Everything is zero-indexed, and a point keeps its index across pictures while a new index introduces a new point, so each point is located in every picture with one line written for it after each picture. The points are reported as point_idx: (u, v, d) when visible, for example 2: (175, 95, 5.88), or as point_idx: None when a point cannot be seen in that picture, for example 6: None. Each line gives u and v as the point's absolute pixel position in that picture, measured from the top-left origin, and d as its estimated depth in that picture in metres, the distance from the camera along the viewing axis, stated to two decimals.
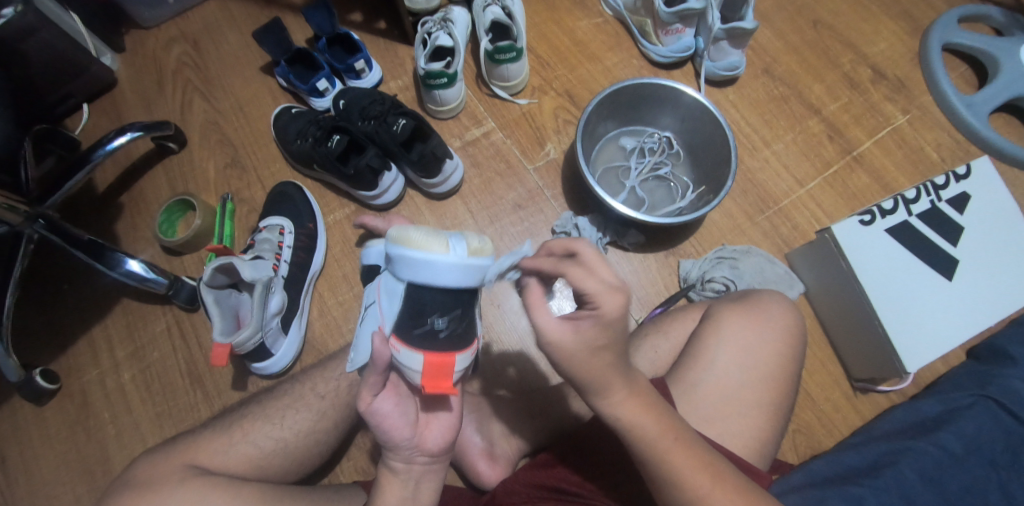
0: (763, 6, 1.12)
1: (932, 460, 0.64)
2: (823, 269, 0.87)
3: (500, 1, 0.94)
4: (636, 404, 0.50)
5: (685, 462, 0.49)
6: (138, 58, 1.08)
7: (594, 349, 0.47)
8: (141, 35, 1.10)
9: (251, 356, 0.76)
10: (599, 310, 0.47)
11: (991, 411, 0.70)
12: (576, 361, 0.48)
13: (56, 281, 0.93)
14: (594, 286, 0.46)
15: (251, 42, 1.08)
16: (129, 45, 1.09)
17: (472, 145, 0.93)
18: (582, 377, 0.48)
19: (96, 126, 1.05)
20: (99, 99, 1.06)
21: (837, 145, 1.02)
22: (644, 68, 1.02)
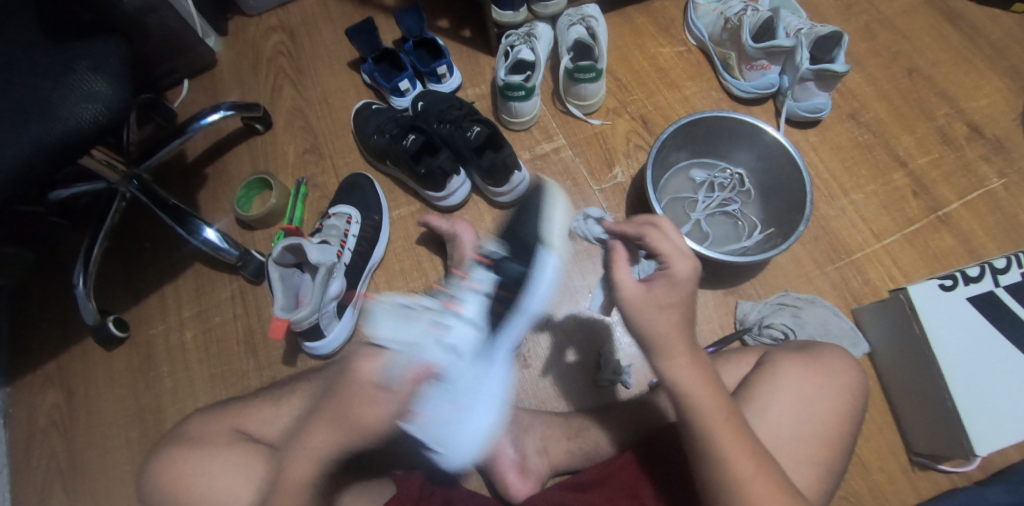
0: (855, 50, 1.09)
1: None
2: (895, 334, 0.82)
3: (586, 21, 0.95)
4: (695, 369, 0.53)
5: (733, 445, 0.51)
6: (240, 42, 1.16)
7: (660, 306, 0.54)
8: (244, 21, 1.18)
9: (304, 334, 0.79)
10: (668, 270, 0.55)
11: None
12: (657, 315, 0.54)
13: (139, 238, 1.00)
14: (669, 248, 0.56)
15: (343, 38, 1.14)
16: (232, 30, 1.18)
17: (541, 158, 0.94)
18: (650, 334, 0.54)
19: (193, 101, 1.13)
20: (200, 76, 1.15)
21: (921, 201, 0.96)
22: (723, 100, 1.01)
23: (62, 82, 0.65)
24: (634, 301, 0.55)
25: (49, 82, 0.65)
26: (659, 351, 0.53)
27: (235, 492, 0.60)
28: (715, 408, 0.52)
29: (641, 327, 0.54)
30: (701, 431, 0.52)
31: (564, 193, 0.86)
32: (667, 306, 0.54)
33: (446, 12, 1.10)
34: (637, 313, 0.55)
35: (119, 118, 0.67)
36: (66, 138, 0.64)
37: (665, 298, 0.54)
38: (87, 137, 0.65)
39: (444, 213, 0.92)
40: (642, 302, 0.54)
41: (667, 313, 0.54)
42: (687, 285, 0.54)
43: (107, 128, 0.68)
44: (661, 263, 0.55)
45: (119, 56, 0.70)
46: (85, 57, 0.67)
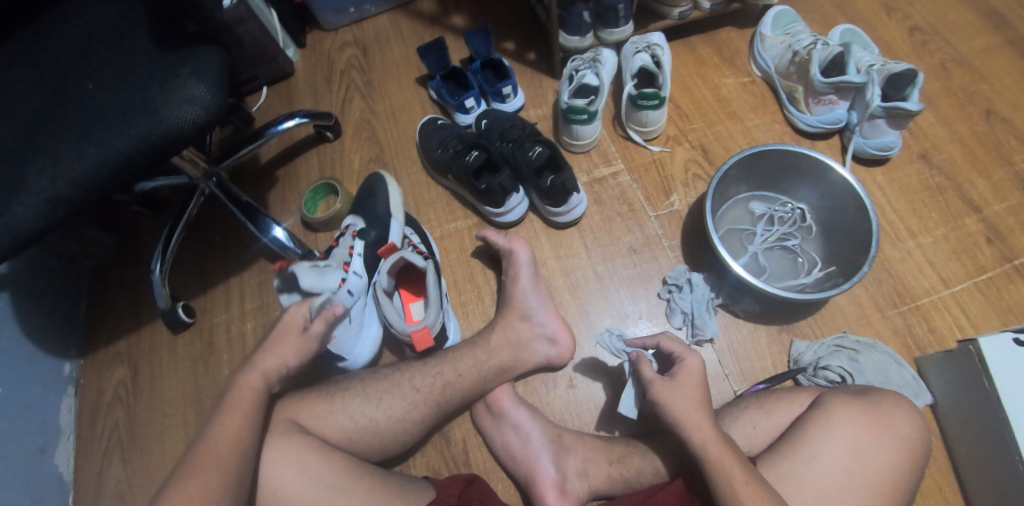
0: (929, 89, 1.06)
1: None
2: (965, 389, 0.77)
3: (651, 49, 0.98)
4: (717, 441, 0.61)
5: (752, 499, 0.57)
6: (316, 54, 1.24)
7: (690, 391, 0.65)
8: (321, 36, 1.27)
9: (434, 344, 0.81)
10: (685, 363, 0.69)
11: None
12: (685, 400, 0.64)
13: (211, 231, 1.06)
14: (679, 347, 0.71)
15: (412, 55, 1.19)
16: (310, 43, 1.26)
17: (598, 183, 0.95)
18: (678, 410, 0.64)
19: (269, 106, 1.21)
20: (277, 84, 1.22)
21: (996, 249, 0.92)
22: (786, 133, 0.99)
23: (170, 87, 0.71)
24: (658, 385, 0.67)
25: (157, 85, 0.71)
26: (683, 425, 0.63)
27: (288, 481, 0.62)
28: (723, 452, 0.60)
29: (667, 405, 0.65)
30: (711, 470, 0.60)
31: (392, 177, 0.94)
32: (688, 388, 0.66)
33: (512, 36, 1.14)
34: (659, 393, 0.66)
35: (213, 121, 0.72)
36: (166, 136, 0.69)
37: (687, 383, 0.66)
38: (186, 136, 0.70)
39: (501, 229, 0.94)
40: (666, 386, 0.66)
41: (691, 393, 0.65)
42: (699, 375, 0.68)
43: (203, 128, 0.72)
44: (679, 360, 0.70)
45: (218, 64, 0.74)
46: (190, 65, 0.72)
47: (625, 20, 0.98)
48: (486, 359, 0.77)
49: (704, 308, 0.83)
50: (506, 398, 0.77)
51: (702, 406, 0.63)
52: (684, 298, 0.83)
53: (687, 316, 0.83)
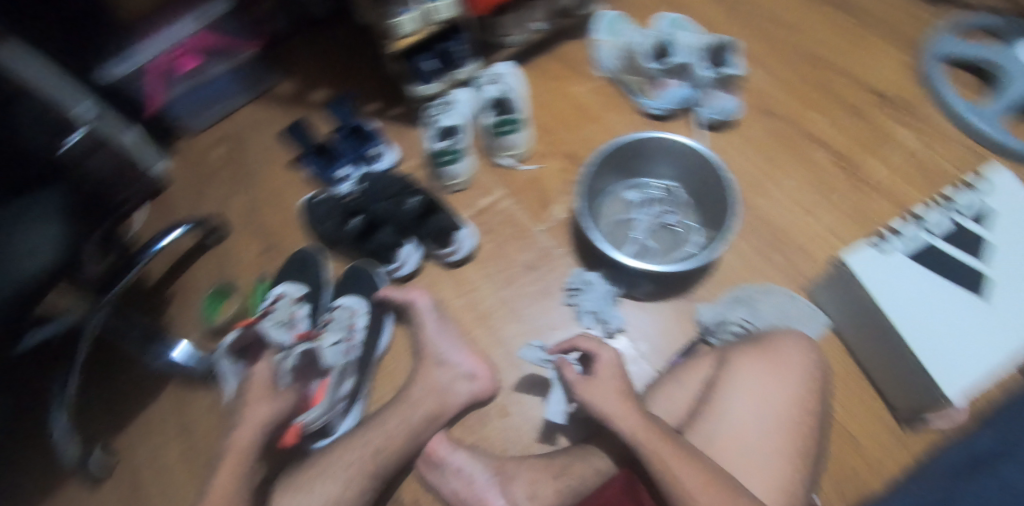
0: (755, 49, 1.16)
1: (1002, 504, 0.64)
2: (848, 305, 0.84)
3: (499, 80, 1.05)
4: (644, 426, 0.64)
5: (678, 466, 0.60)
6: (187, 160, 1.21)
7: (612, 382, 0.70)
8: (190, 140, 1.23)
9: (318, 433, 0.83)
10: (599, 356, 0.74)
11: None
12: (605, 394, 0.68)
13: (111, 368, 1.00)
14: (590, 342, 0.75)
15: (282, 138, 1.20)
16: (179, 149, 1.23)
17: (483, 212, 0.98)
18: (601, 402, 0.68)
19: (150, 223, 1.17)
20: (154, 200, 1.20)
21: (847, 173, 1.02)
22: (642, 121, 1.06)
23: None
24: (580, 387, 0.71)
25: None
26: (611, 417, 0.66)
27: None
28: (649, 434, 0.63)
29: (593, 404, 0.68)
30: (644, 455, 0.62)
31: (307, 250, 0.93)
32: (607, 382, 0.70)
33: (373, 96, 1.17)
34: (585, 392, 0.70)
35: (70, 261, 0.64)
36: (11, 295, 0.58)
37: (606, 375, 0.71)
38: (37, 287, 0.61)
39: (400, 285, 0.96)
40: (588, 386, 0.71)
41: (610, 385, 0.70)
42: (614, 365, 0.73)
43: (57, 270, 0.64)
44: (594, 356, 0.75)
45: (62, 200, 0.65)
46: (26, 210, 0.62)
47: (466, 59, 1.05)
48: (412, 412, 0.77)
49: (606, 302, 0.87)
50: (443, 446, 0.78)
51: (621, 395, 0.67)
52: (587, 299, 0.87)
53: (595, 314, 0.87)
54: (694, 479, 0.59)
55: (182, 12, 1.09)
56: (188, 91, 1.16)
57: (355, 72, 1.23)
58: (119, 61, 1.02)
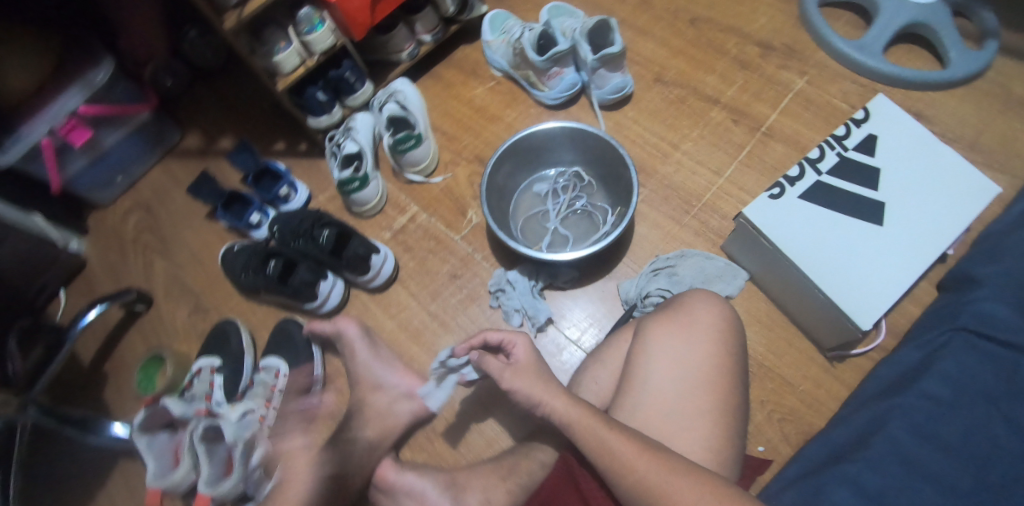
0: (642, 22, 1.18)
1: (922, 414, 0.71)
2: (759, 254, 0.87)
3: (395, 98, 1.04)
4: (571, 406, 0.65)
5: (604, 434, 0.61)
6: (101, 234, 1.19)
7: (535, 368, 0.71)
8: (102, 215, 1.21)
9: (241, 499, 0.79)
10: (514, 346, 0.75)
11: (968, 342, 0.76)
12: (529, 380, 0.69)
13: (56, 461, 0.97)
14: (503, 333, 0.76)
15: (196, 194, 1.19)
16: (92, 226, 1.20)
17: (401, 232, 1.01)
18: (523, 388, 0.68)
19: (74, 305, 1.14)
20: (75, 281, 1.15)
21: (745, 126, 1.04)
22: (542, 113, 1.09)
23: None
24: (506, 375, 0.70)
25: None
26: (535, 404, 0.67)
27: None
28: (578, 413, 0.63)
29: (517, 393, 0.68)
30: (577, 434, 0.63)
31: (229, 324, 0.94)
32: (529, 368, 0.71)
33: (280, 135, 1.19)
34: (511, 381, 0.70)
35: None
36: None
37: (527, 362, 0.72)
38: None
39: (329, 317, 0.97)
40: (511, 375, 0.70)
41: (532, 371, 0.70)
42: (532, 350, 0.74)
43: None
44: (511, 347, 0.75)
45: None
46: None
47: (360, 82, 1.05)
48: (353, 444, 0.76)
49: (530, 296, 0.89)
50: (391, 471, 0.77)
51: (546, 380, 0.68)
52: (511, 297, 0.90)
53: (522, 311, 0.89)
54: (619, 441, 0.60)
55: (63, 87, 1.02)
56: (87, 166, 1.12)
57: (257, 114, 1.22)
58: (10, 146, 0.99)
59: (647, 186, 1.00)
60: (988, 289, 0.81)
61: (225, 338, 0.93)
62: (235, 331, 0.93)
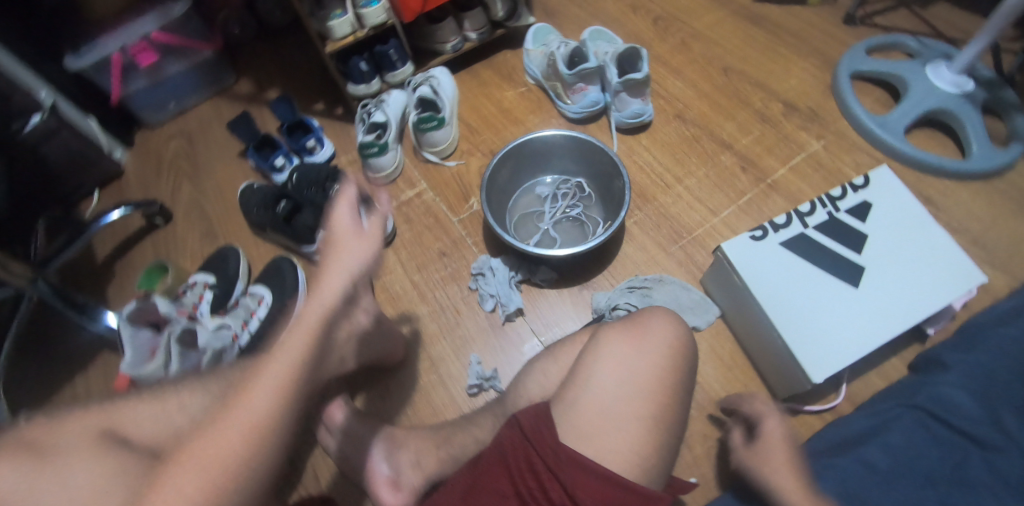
0: (676, 62, 1.24)
1: (856, 476, 0.70)
2: (730, 291, 0.89)
3: (429, 82, 1.13)
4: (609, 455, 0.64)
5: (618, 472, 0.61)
6: (145, 153, 1.31)
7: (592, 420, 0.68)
8: (147, 134, 1.34)
9: None
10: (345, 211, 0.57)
11: (919, 420, 0.75)
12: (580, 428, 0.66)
13: (51, 339, 1.05)
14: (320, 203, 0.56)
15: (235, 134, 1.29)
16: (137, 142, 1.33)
17: (406, 204, 1.08)
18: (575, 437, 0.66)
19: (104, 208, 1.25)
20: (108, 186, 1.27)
21: (750, 175, 1.07)
22: (562, 124, 1.15)
23: None
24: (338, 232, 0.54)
25: None
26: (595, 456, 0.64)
27: None
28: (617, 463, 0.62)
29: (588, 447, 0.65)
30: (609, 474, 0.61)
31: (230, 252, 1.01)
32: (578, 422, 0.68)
33: (322, 97, 1.28)
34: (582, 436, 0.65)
35: None
36: None
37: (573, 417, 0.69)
38: None
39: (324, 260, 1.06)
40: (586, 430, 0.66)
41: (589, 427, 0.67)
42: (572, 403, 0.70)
43: None
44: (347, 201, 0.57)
45: None
46: None
47: (401, 62, 1.13)
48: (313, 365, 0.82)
49: (506, 286, 0.95)
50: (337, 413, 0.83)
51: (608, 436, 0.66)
52: (489, 283, 0.96)
53: (496, 297, 0.95)
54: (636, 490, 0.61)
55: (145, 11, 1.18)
56: (147, 87, 1.26)
57: (306, 74, 1.32)
58: (85, 53, 1.15)
59: (643, 209, 1.04)
60: (954, 374, 0.80)
61: (224, 262, 1.01)
62: (233, 257, 1.01)
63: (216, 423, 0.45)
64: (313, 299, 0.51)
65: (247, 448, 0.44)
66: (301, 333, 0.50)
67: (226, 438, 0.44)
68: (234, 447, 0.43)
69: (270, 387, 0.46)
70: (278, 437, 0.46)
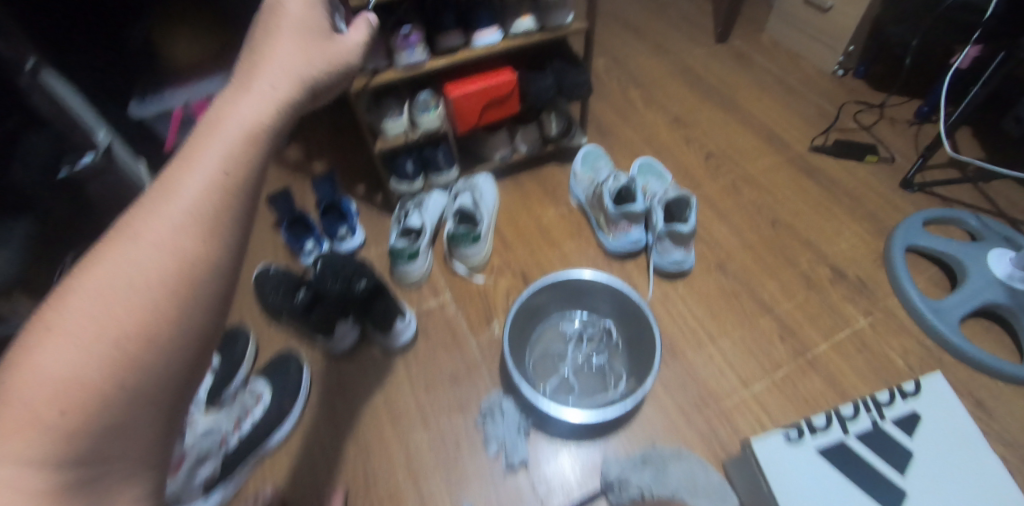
0: (725, 205, 1.22)
1: None
2: (752, 491, 0.81)
3: (471, 192, 1.13)
4: None
5: None
6: None
7: None
8: None
9: None
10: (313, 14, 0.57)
11: None
12: None
13: None
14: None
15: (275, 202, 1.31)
16: None
17: (427, 314, 1.05)
18: None
19: None
20: None
21: (789, 345, 1.01)
22: (599, 256, 1.12)
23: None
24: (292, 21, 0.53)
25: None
26: None
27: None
28: None
29: None
30: None
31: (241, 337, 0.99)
32: None
33: (365, 180, 1.28)
34: None
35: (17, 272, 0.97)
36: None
37: None
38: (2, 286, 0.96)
39: (333, 359, 1.01)
40: None
41: None
42: None
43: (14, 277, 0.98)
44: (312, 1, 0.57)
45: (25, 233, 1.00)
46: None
47: (446, 165, 1.12)
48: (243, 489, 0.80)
49: (515, 433, 0.90)
50: None
51: None
52: (497, 427, 0.90)
53: (502, 444, 0.89)
54: None
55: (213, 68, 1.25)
56: None
57: (352, 153, 1.34)
58: (148, 103, 1.25)
59: (669, 366, 0.98)
60: None
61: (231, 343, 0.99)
62: (241, 342, 0.98)
63: (129, 228, 0.36)
64: (259, 85, 0.46)
65: (178, 270, 0.36)
66: (223, 136, 0.42)
67: (156, 232, 0.36)
68: (155, 280, 0.35)
69: (199, 185, 0.39)
70: (221, 260, 0.38)
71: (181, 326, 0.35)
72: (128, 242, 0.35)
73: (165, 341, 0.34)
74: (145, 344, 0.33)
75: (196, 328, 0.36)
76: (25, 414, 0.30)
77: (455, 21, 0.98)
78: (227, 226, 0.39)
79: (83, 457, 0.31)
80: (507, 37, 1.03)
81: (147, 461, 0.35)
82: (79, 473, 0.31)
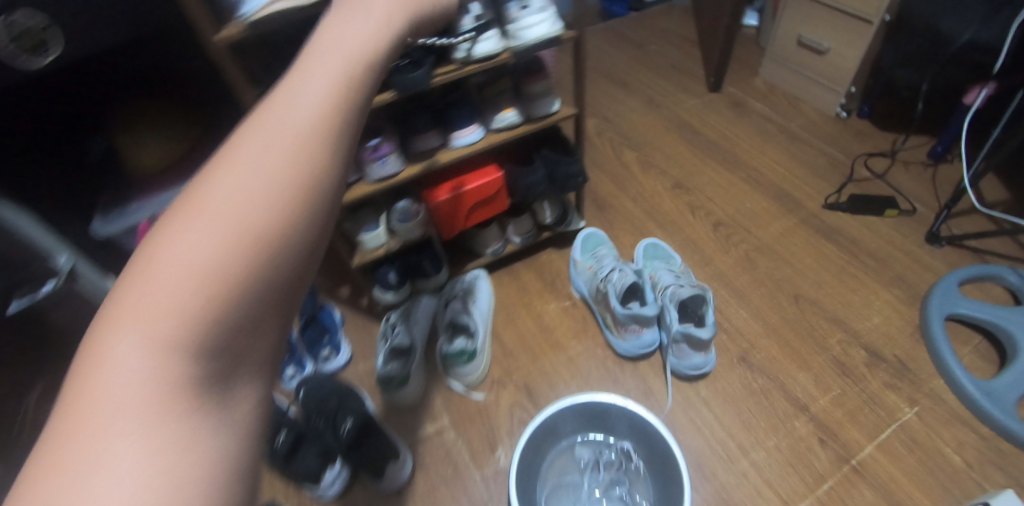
0: (741, 282, 1.13)
1: None
2: None
3: (462, 296, 1.03)
4: None
5: None
6: None
7: None
8: None
9: None
10: None
11: None
12: None
13: None
14: None
15: None
16: None
17: (423, 442, 0.95)
18: None
19: None
20: None
21: (831, 451, 0.90)
22: (609, 357, 1.02)
23: None
24: None
25: None
26: None
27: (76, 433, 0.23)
28: None
29: None
30: None
31: None
32: None
33: (349, 281, 1.18)
34: None
35: None
36: None
37: None
38: None
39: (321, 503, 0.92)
40: None
41: None
42: None
43: None
44: None
45: None
46: None
47: (435, 270, 1.03)
48: None
49: None
50: None
51: None
52: None
53: None
54: None
55: None
56: None
57: (332, 249, 1.24)
58: (113, 219, 0.78)
59: (699, 489, 0.87)
60: None
61: None
62: None
63: (233, 137, 0.28)
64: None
65: (284, 184, 0.27)
66: (330, 52, 0.31)
67: (260, 140, 0.27)
68: (263, 190, 0.26)
69: (305, 93, 0.29)
70: (329, 187, 0.29)
71: (296, 236, 0.27)
72: (235, 148, 0.28)
73: (274, 263, 0.27)
74: (259, 261, 0.26)
75: (301, 257, 0.28)
76: (134, 338, 0.25)
77: (430, 122, 0.87)
78: (339, 146, 0.29)
79: (201, 386, 0.26)
80: (489, 132, 0.92)
81: (264, 370, 0.29)
82: (189, 418, 0.25)
